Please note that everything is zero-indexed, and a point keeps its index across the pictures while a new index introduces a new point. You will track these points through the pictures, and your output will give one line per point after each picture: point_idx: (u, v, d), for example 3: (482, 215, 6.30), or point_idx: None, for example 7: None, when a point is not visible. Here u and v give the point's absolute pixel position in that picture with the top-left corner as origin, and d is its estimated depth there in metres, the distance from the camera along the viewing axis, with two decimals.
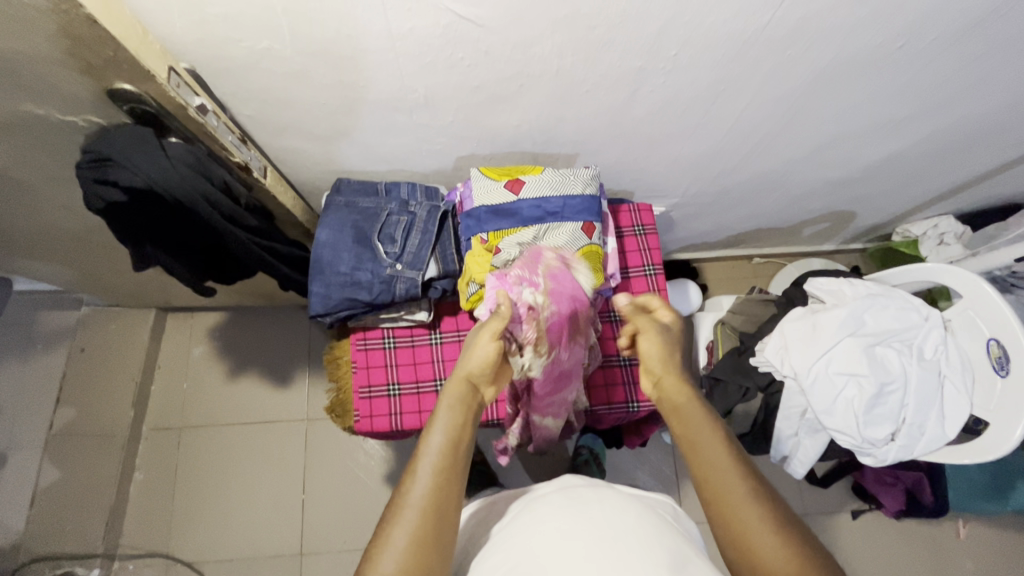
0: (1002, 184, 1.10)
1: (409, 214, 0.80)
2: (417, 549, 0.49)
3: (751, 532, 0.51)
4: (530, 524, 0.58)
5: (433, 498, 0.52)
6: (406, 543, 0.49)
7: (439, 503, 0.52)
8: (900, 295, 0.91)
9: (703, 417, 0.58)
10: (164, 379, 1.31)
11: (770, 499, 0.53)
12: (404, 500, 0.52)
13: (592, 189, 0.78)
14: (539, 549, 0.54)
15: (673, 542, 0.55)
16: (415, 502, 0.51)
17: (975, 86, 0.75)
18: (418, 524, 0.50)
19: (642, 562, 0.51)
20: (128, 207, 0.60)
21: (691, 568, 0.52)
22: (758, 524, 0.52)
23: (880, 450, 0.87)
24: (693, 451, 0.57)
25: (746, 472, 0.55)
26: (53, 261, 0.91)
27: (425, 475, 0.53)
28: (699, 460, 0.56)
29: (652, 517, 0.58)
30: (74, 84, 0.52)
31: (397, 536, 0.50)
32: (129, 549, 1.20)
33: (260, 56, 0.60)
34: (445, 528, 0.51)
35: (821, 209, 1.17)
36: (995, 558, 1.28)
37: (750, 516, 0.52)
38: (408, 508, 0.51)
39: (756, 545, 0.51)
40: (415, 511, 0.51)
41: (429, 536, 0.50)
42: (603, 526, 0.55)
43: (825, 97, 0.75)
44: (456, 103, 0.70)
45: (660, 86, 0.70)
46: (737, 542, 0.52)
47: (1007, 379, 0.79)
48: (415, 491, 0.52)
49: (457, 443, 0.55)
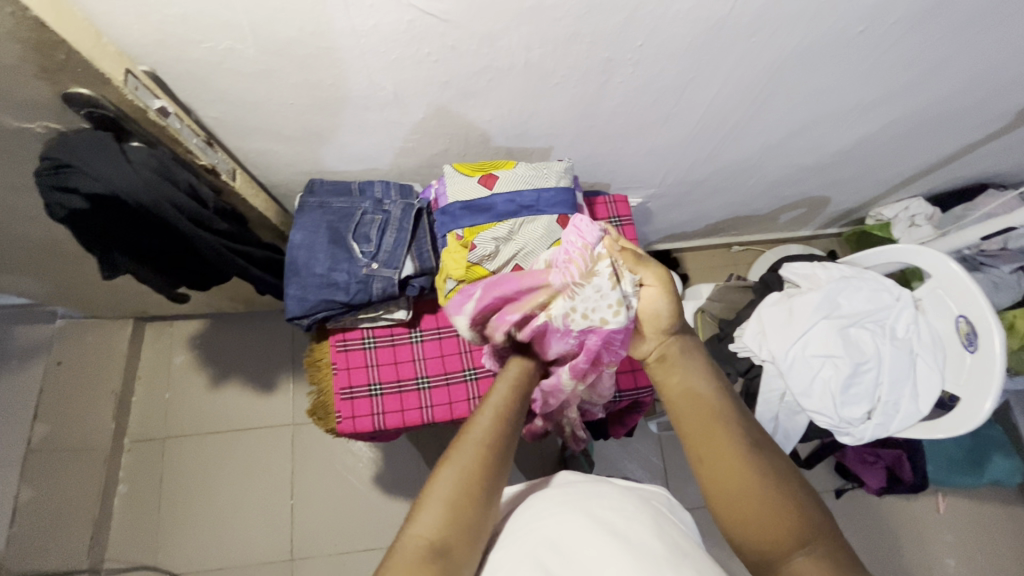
0: (969, 164, 1.12)
1: (384, 213, 0.80)
2: (474, 479, 0.53)
3: (729, 479, 0.52)
4: (529, 521, 0.58)
5: (492, 439, 0.56)
6: (463, 474, 0.53)
7: (495, 447, 0.56)
8: (871, 277, 0.93)
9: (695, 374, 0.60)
10: (145, 389, 1.29)
11: (760, 451, 0.53)
12: (463, 438, 0.56)
13: (566, 181, 0.78)
14: (535, 542, 0.55)
15: (670, 536, 0.55)
16: (474, 441, 0.56)
17: (936, 69, 0.77)
18: (477, 458, 0.54)
19: (637, 551, 0.51)
20: (91, 213, 0.59)
21: (687, 560, 0.52)
22: (740, 472, 0.52)
23: (857, 429, 0.89)
24: (682, 409, 0.58)
25: (734, 427, 0.55)
26: (23, 274, 0.89)
27: (485, 422, 0.58)
28: (688, 416, 0.57)
29: (649, 511, 0.59)
30: (27, 91, 0.51)
31: (452, 468, 0.54)
32: (114, 562, 1.18)
33: (223, 57, 0.59)
34: (496, 473, 0.54)
35: (795, 196, 1.19)
36: (974, 529, 1.32)
37: (734, 466, 0.52)
38: (468, 443, 0.55)
39: (735, 493, 0.51)
40: (473, 447, 0.55)
41: (483, 471, 0.54)
42: (598, 521, 0.55)
43: (791, 84, 0.76)
44: (426, 99, 0.69)
45: (629, 77, 0.70)
46: (718, 491, 0.52)
47: (975, 354, 0.81)
48: (473, 432, 0.57)
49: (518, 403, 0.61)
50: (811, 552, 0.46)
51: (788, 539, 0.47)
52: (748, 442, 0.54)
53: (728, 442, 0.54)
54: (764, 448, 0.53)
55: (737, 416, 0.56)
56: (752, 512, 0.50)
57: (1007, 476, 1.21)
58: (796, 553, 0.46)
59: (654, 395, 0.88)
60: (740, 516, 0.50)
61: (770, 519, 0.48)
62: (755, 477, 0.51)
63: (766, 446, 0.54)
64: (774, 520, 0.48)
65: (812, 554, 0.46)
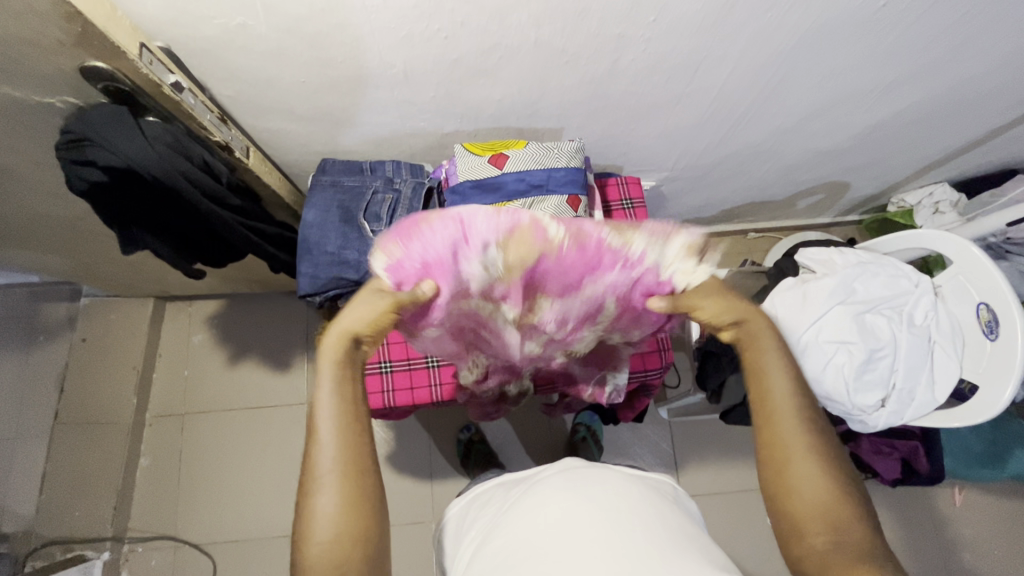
0: (997, 148, 1.08)
1: (395, 192, 0.80)
2: (349, 510, 0.48)
3: (796, 458, 0.52)
4: (532, 508, 0.58)
5: (347, 461, 0.49)
6: (335, 511, 0.47)
7: (354, 465, 0.49)
8: (890, 263, 0.91)
9: (774, 350, 0.56)
10: (166, 367, 1.32)
11: (823, 437, 0.53)
12: (315, 472, 0.48)
13: (577, 161, 0.78)
14: (541, 533, 0.54)
15: (676, 522, 0.56)
16: (328, 468, 0.48)
17: (962, 47, 0.74)
18: (343, 487, 0.48)
19: (640, 539, 0.53)
20: (109, 186, 0.61)
21: (691, 547, 0.53)
22: (804, 454, 0.52)
23: (870, 417, 0.88)
24: (758, 381, 0.56)
25: (809, 410, 0.54)
26: (47, 251, 0.92)
27: (329, 442, 0.49)
28: (762, 392, 0.55)
29: (653, 498, 0.59)
30: (45, 64, 0.52)
31: (322, 507, 0.47)
32: (137, 532, 1.22)
33: (235, 34, 0.60)
34: (369, 479, 0.49)
35: (813, 180, 1.16)
36: (992, 524, 1.29)
37: (801, 447, 0.52)
38: (326, 478, 0.48)
39: (796, 474, 0.51)
40: (332, 477, 0.48)
41: (357, 492, 0.48)
42: (605, 507, 0.56)
43: (813, 61, 0.73)
44: (438, 77, 0.69)
45: (641, 55, 0.69)
46: (777, 465, 0.52)
47: (995, 342, 0.79)
48: (323, 461, 0.48)
49: (353, 398, 0.51)
50: (848, 540, 0.49)
51: (832, 522, 0.49)
52: (816, 424, 0.53)
53: (799, 422, 0.53)
54: (828, 430, 0.54)
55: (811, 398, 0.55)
56: (807, 494, 0.50)
57: None
58: (831, 536, 0.49)
59: (663, 377, 0.88)
60: (791, 491, 0.51)
61: (824, 502, 0.50)
62: (816, 461, 0.51)
63: (826, 429, 0.54)
64: (825, 505, 0.50)
65: (844, 539, 0.49)
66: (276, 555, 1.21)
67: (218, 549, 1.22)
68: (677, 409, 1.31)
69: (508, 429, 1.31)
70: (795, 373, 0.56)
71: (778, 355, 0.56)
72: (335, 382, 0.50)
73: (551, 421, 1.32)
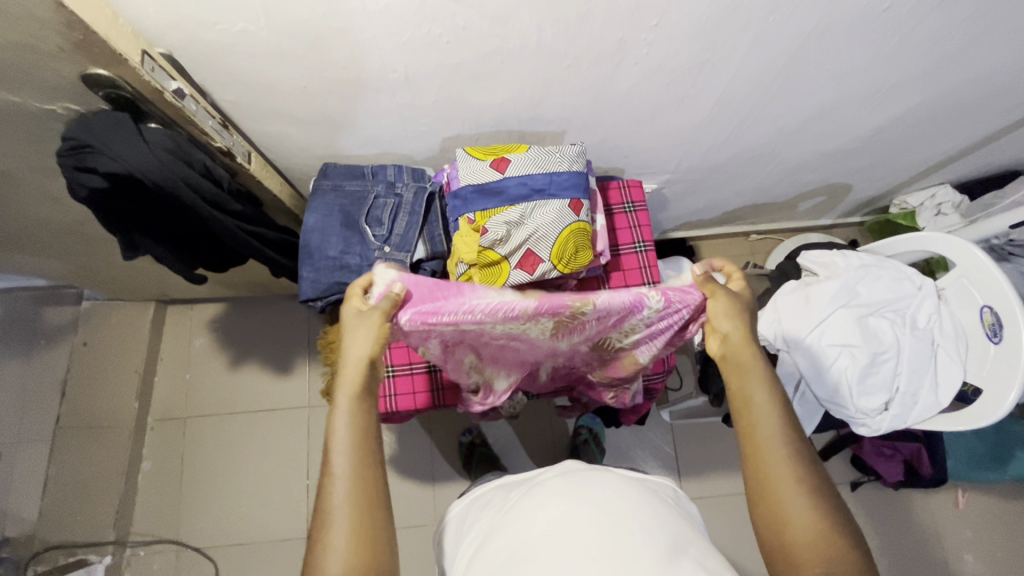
0: (1000, 150, 1.08)
1: (396, 196, 0.80)
2: (357, 542, 0.48)
3: (783, 493, 0.52)
4: (531, 511, 0.58)
5: (357, 493, 0.50)
6: (344, 543, 0.48)
7: (364, 500, 0.50)
8: (893, 266, 0.91)
9: (758, 384, 0.56)
10: (167, 370, 1.34)
11: (808, 469, 0.53)
12: (326, 505, 0.50)
13: (579, 165, 0.78)
14: (540, 536, 0.54)
15: (675, 525, 0.56)
16: (339, 502, 0.50)
17: (966, 49, 0.74)
18: (352, 520, 0.49)
19: (642, 543, 0.52)
20: (110, 192, 0.61)
21: (691, 551, 0.53)
22: (791, 487, 0.52)
23: (873, 421, 0.87)
24: (746, 415, 0.56)
25: (796, 443, 0.54)
26: (50, 255, 0.93)
27: (340, 475, 0.50)
28: (750, 424, 0.56)
29: (653, 501, 0.59)
30: (47, 70, 0.52)
31: (336, 540, 0.48)
32: (139, 536, 1.23)
33: (236, 39, 0.59)
34: (378, 514, 0.50)
35: (815, 182, 1.16)
36: (995, 526, 1.29)
37: (788, 480, 0.52)
38: (335, 511, 0.49)
39: (784, 507, 0.52)
40: (342, 510, 0.49)
41: (367, 524, 0.49)
42: (606, 510, 0.56)
43: (816, 63, 0.73)
44: (439, 81, 0.69)
45: (643, 58, 0.69)
46: (764, 498, 0.53)
47: (999, 346, 0.79)
48: (335, 494, 0.50)
49: (364, 433, 0.53)
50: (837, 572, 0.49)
51: (822, 553, 0.50)
52: (800, 459, 0.54)
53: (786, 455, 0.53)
54: (815, 462, 0.54)
55: (799, 431, 0.55)
56: (795, 525, 0.51)
57: None
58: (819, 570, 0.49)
59: (666, 381, 0.88)
60: (780, 527, 0.52)
61: (812, 532, 0.51)
62: (803, 495, 0.52)
63: (812, 461, 0.54)
64: (813, 541, 0.50)
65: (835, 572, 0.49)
66: (278, 559, 1.21)
67: (220, 553, 1.21)
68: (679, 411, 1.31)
69: (510, 432, 1.31)
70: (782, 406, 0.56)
71: (761, 388, 0.56)
72: (349, 413, 0.53)
73: (552, 424, 1.32)
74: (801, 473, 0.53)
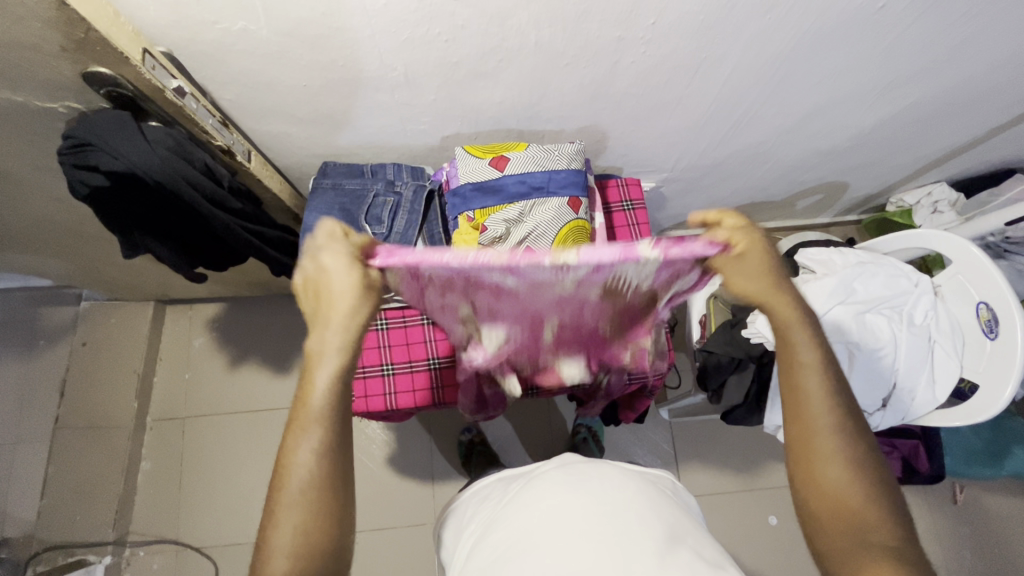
0: (995, 148, 1.09)
1: (395, 195, 0.81)
2: (313, 526, 0.47)
3: (824, 462, 0.52)
4: (532, 502, 0.58)
5: (322, 473, 0.48)
6: (298, 525, 0.46)
7: (324, 483, 0.48)
8: (889, 263, 0.91)
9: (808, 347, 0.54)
10: (166, 370, 1.32)
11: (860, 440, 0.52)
12: (286, 476, 0.48)
13: (577, 163, 0.78)
14: (541, 526, 0.55)
15: (672, 516, 0.57)
16: (303, 479, 0.47)
17: (961, 47, 0.74)
18: (308, 501, 0.47)
19: (641, 533, 0.53)
20: (111, 190, 0.62)
21: (690, 540, 0.54)
22: (838, 459, 0.51)
23: (870, 416, 0.89)
24: (792, 385, 0.54)
25: (846, 412, 0.53)
26: (49, 255, 0.93)
27: (304, 451, 0.48)
28: (795, 390, 0.54)
29: (653, 493, 0.59)
30: (48, 69, 0.52)
31: (286, 519, 0.47)
32: (138, 536, 1.22)
33: (236, 38, 0.60)
34: (335, 502, 0.48)
35: (812, 181, 1.16)
36: (992, 522, 1.30)
37: (831, 450, 0.52)
38: (294, 485, 0.47)
39: (828, 477, 0.51)
40: (300, 488, 0.47)
41: (322, 508, 0.47)
42: (605, 501, 0.56)
43: (809, 63, 0.74)
44: (438, 79, 0.69)
45: (641, 57, 0.69)
46: (806, 467, 0.53)
47: (995, 342, 0.79)
48: (297, 468, 0.48)
49: (337, 406, 0.49)
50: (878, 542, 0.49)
51: (861, 521, 0.50)
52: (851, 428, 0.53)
53: (834, 425, 0.52)
54: (864, 428, 0.53)
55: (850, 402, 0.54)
56: (836, 495, 0.51)
57: None
58: (862, 538, 0.49)
59: (665, 377, 0.88)
60: (818, 494, 0.52)
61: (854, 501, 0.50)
62: (847, 463, 0.51)
63: (863, 432, 0.53)
64: (855, 507, 0.50)
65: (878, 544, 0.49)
66: None
67: (220, 552, 1.22)
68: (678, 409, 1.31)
69: (509, 431, 1.31)
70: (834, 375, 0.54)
71: (810, 354, 0.54)
72: (332, 374, 0.49)
73: (552, 422, 1.32)
74: (849, 445, 0.52)
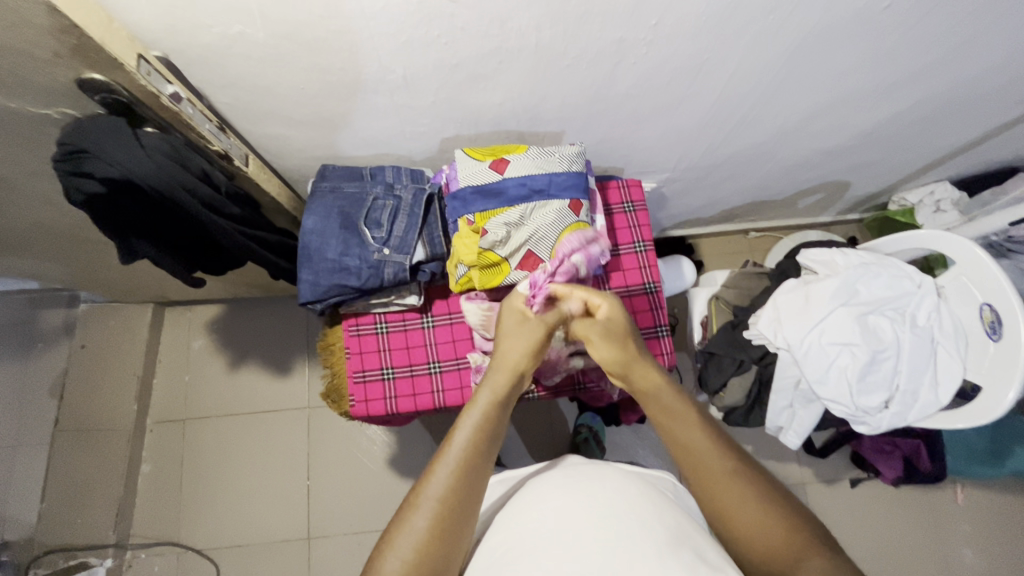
0: (998, 147, 1.08)
1: (395, 198, 0.80)
2: (433, 539, 0.50)
3: (738, 506, 0.53)
4: (532, 504, 0.58)
5: (452, 494, 0.52)
6: (424, 531, 0.50)
7: (453, 506, 0.51)
8: (893, 263, 0.91)
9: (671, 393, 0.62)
10: (166, 373, 1.32)
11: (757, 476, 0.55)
12: (422, 488, 0.52)
13: (578, 166, 0.77)
14: (539, 527, 0.55)
15: (673, 518, 0.56)
16: (433, 494, 0.52)
17: (968, 45, 0.73)
18: (435, 516, 0.51)
19: (641, 534, 0.52)
20: (107, 198, 0.61)
21: (690, 542, 0.53)
22: (746, 499, 0.53)
23: (874, 418, 0.88)
24: (678, 441, 0.59)
25: (727, 450, 0.57)
26: (46, 258, 0.92)
27: (445, 467, 0.53)
28: (680, 442, 0.59)
29: (653, 495, 0.59)
30: (44, 76, 0.52)
31: (415, 522, 0.50)
32: (139, 538, 1.22)
33: (233, 41, 0.59)
34: (458, 526, 0.51)
35: (814, 180, 1.16)
36: (993, 521, 1.30)
37: (738, 494, 0.54)
38: (428, 496, 0.52)
39: (742, 521, 0.53)
40: (433, 500, 0.51)
41: (444, 526, 0.51)
42: (604, 503, 0.56)
43: (813, 63, 0.73)
44: (437, 82, 0.69)
45: (643, 58, 0.68)
46: (723, 520, 0.54)
47: (999, 343, 0.79)
48: (435, 482, 0.53)
49: (485, 436, 0.57)
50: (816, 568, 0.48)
51: (791, 555, 0.50)
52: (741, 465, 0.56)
53: (721, 463, 0.56)
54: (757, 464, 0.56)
55: (729, 443, 0.58)
56: (757, 540, 0.52)
57: None
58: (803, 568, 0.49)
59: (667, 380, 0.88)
60: (745, 542, 0.52)
61: (777, 535, 0.51)
62: (758, 501, 0.53)
63: (758, 469, 0.56)
64: (781, 539, 0.51)
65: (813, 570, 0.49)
66: (279, 560, 1.22)
67: (221, 553, 1.22)
68: None
69: (510, 431, 1.31)
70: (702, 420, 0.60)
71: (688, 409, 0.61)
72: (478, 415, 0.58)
73: (552, 423, 1.32)
74: (747, 479, 0.54)
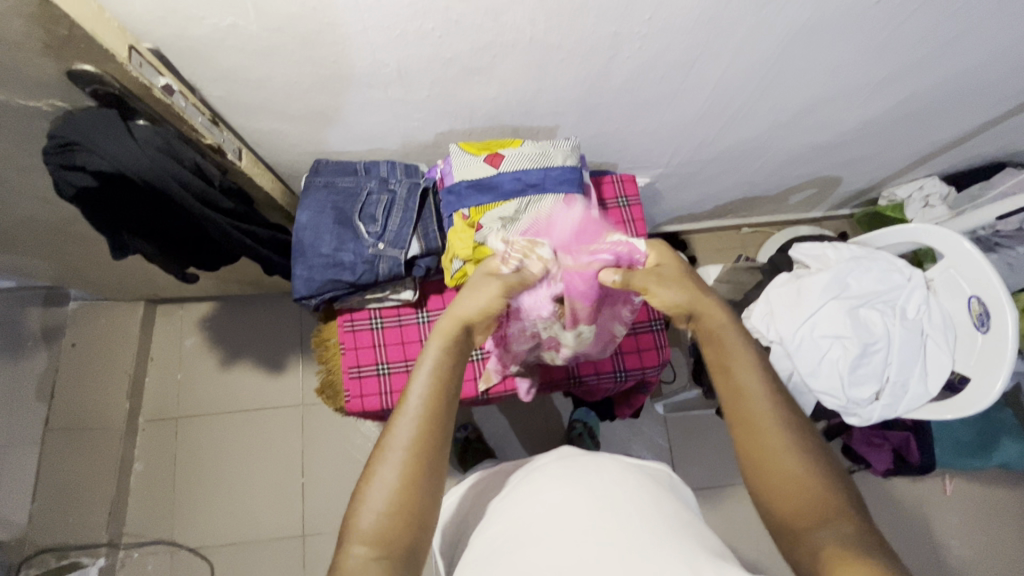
0: (986, 142, 1.09)
1: (389, 192, 0.80)
2: (404, 489, 0.50)
3: (776, 456, 0.52)
4: (531, 492, 0.59)
5: (417, 441, 0.52)
6: (395, 482, 0.50)
7: (424, 451, 0.52)
8: (883, 257, 0.92)
9: (740, 342, 0.57)
10: (159, 373, 1.30)
11: (798, 429, 0.53)
12: (391, 441, 0.52)
13: (572, 160, 0.78)
14: (538, 515, 0.55)
15: (672, 509, 0.56)
16: (401, 443, 0.52)
17: (956, 41, 0.74)
18: (407, 462, 0.51)
19: (641, 525, 0.52)
20: (98, 191, 0.60)
21: (687, 533, 0.53)
22: (784, 451, 0.52)
23: (865, 410, 0.89)
24: (728, 379, 0.56)
25: (776, 396, 0.55)
26: (35, 256, 0.91)
27: (410, 417, 0.53)
28: (730, 378, 0.56)
29: (651, 486, 0.60)
30: (33, 68, 0.52)
31: (385, 474, 0.51)
32: (132, 537, 1.20)
33: (225, 33, 0.59)
34: (430, 473, 0.52)
35: (806, 175, 1.17)
36: (981, 512, 1.32)
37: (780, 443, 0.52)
38: (395, 447, 0.52)
39: (776, 467, 0.51)
40: (402, 452, 0.52)
41: (412, 476, 0.51)
42: (602, 494, 0.56)
43: (801, 60, 0.74)
44: (432, 76, 0.69)
45: (636, 52, 0.69)
46: (758, 465, 0.52)
47: (987, 335, 0.80)
48: (401, 432, 0.53)
49: (444, 381, 0.55)
50: (841, 532, 0.47)
51: (817, 517, 0.48)
52: (789, 417, 0.54)
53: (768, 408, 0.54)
54: (802, 420, 0.54)
55: (784, 390, 0.56)
56: (790, 491, 0.50)
57: (1017, 458, 1.20)
58: (824, 532, 0.47)
59: (661, 374, 0.89)
60: (771, 491, 0.51)
61: (809, 494, 0.50)
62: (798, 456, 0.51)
63: (802, 422, 0.54)
64: (812, 497, 0.49)
65: (838, 532, 0.47)
66: (272, 558, 1.21)
67: (214, 552, 1.21)
68: (673, 404, 1.31)
69: (506, 427, 1.31)
70: (764, 366, 0.57)
71: (745, 351, 0.57)
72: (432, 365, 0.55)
73: (547, 418, 1.32)
74: (787, 427, 0.53)
